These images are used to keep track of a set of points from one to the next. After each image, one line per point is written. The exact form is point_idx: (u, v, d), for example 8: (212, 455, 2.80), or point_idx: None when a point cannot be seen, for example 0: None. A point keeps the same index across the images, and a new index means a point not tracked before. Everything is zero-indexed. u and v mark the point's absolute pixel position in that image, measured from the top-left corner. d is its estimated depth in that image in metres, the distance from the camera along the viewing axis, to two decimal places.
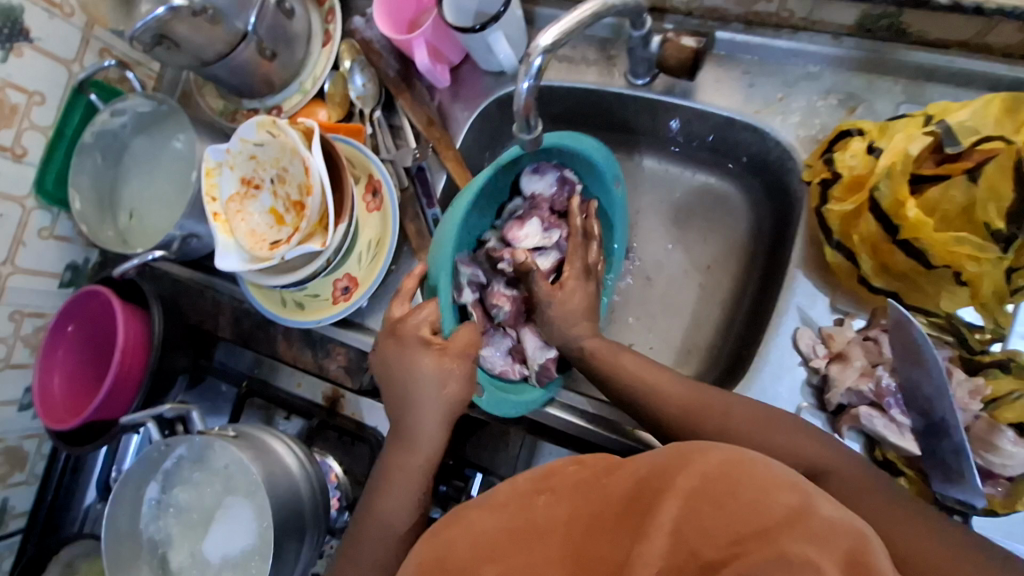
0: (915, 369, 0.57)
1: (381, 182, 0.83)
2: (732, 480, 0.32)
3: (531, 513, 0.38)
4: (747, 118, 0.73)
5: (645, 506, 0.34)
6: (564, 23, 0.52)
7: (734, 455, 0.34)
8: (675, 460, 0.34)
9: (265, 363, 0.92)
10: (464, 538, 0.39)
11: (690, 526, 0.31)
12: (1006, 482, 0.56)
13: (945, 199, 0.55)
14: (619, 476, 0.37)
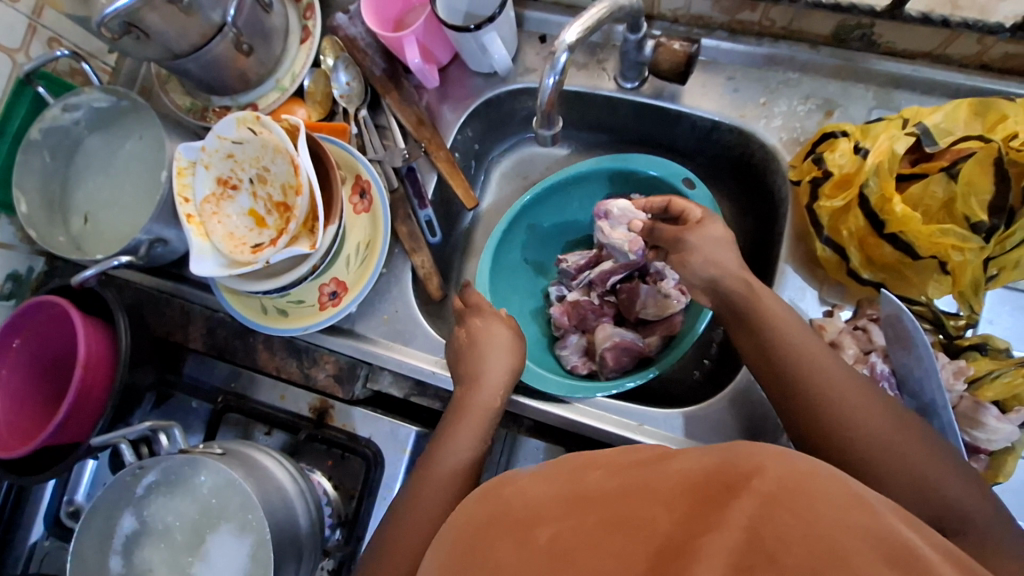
0: (904, 353, 0.62)
1: (370, 184, 0.82)
2: (810, 491, 0.31)
3: (584, 482, 0.39)
4: (732, 122, 0.76)
5: (719, 502, 0.32)
6: (585, 20, 0.54)
7: (809, 465, 0.33)
8: (752, 460, 0.33)
9: (244, 376, 0.87)
10: (517, 495, 0.41)
11: (769, 531, 0.30)
12: (986, 457, 0.61)
13: (927, 195, 0.59)
14: (682, 466, 0.36)
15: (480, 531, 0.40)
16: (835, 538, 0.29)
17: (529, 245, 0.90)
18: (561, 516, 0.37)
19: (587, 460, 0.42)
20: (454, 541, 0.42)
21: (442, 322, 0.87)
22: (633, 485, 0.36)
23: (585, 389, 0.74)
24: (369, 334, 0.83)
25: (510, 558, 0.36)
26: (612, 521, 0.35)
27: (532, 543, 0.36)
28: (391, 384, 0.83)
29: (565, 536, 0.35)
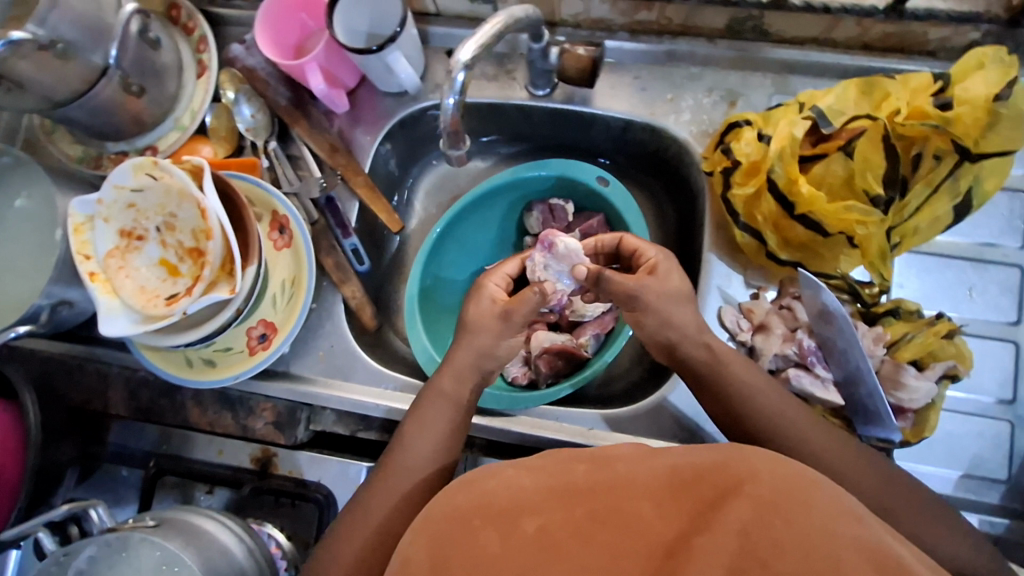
0: (827, 328, 0.65)
1: (288, 218, 0.78)
2: (798, 495, 0.37)
3: (571, 476, 0.42)
4: (644, 119, 0.78)
5: (713, 505, 0.38)
6: (479, 37, 0.54)
7: (795, 470, 0.39)
8: (746, 465, 0.39)
9: (177, 435, 0.81)
10: (503, 486, 0.43)
11: (758, 532, 0.36)
12: (912, 415, 0.64)
13: (829, 174, 0.62)
14: (680, 462, 0.41)
15: (467, 516, 0.42)
16: (822, 535, 0.36)
17: (459, 260, 0.89)
18: (549, 508, 0.41)
19: (566, 453, 0.46)
20: (434, 531, 0.43)
21: (382, 351, 0.84)
22: (619, 482, 0.41)
23: (529, 398, 0.75)
24: (307, 374, 0.80)
25: (494, 546, 0.40)
26: (602, 517, 0.39)
27: (519, 532, 0.40)
28: (334, 422, 0.81)
29: (553, 527, 0.40)
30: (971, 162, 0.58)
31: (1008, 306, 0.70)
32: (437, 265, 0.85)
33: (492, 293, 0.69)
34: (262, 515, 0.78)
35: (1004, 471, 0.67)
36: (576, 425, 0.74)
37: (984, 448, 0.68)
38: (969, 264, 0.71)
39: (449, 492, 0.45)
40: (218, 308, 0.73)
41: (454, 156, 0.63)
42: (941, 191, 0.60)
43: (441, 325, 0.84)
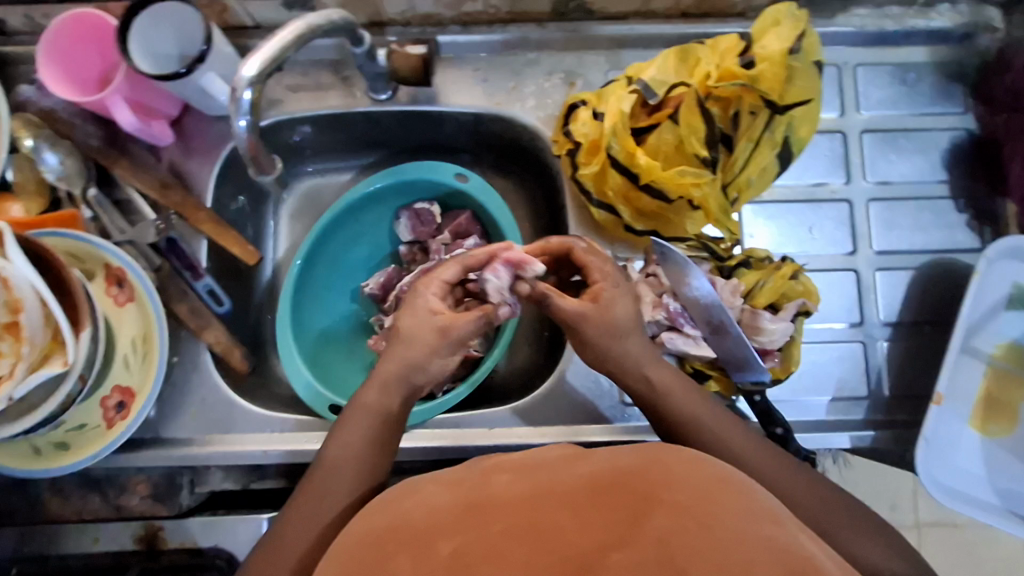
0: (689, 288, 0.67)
1: (125, 270, 0.70)
2: (716, 499, 0.38)
3: (490, 487, 0.41)
4: (491, 111, 0.77)
5: (636, 513, 0.37)
6: (264, 53, 0.51)
7: (714, 471, 0.40)
8: (664, 471, 0.39)
9: (38, 534, 0.69)
10: (418, 507, 0.41)
11: (676, 540, 0.36)
12: (779, 354, 0.68)
13: (661, 142, 0.64)
14: (604, 464, 0.41)
15: (383, 541, 0.39)
16: (737, 538, 0.36)
17: (334, 282, 0.85)
18: (466, 527, 0.38)
19: (490, 463, 0.44)
20: (349, 559, 0.40)
21: (263, 394, 0.79)
22: (544, 488, 0.40)
23: (427, 411, 0.72)
24: (181, 435, 0.73)
25: (407, 571, 0.37)
26: (517, 533, 0.38)
27: (433, 554, 0.38)
28: (224, 479, 0.74)
29: (468, 548, 0.37)
30: (781, 114, 0.62)
31: (843, 237, 0.76)
32: (306, 294, 0.82)
33: (429, 305, 0.62)
34: None
35: (864, 388, 0.73)
36: (476, 427, 0.72)
37: (845, 370, 0.73)
38: (806, 205, 0.77)
39: (367, 514, 0.43)
40: (53, 385, 0.64)
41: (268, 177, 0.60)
42: (763, 144, 0.63)
43: (322, 353, 0.81)
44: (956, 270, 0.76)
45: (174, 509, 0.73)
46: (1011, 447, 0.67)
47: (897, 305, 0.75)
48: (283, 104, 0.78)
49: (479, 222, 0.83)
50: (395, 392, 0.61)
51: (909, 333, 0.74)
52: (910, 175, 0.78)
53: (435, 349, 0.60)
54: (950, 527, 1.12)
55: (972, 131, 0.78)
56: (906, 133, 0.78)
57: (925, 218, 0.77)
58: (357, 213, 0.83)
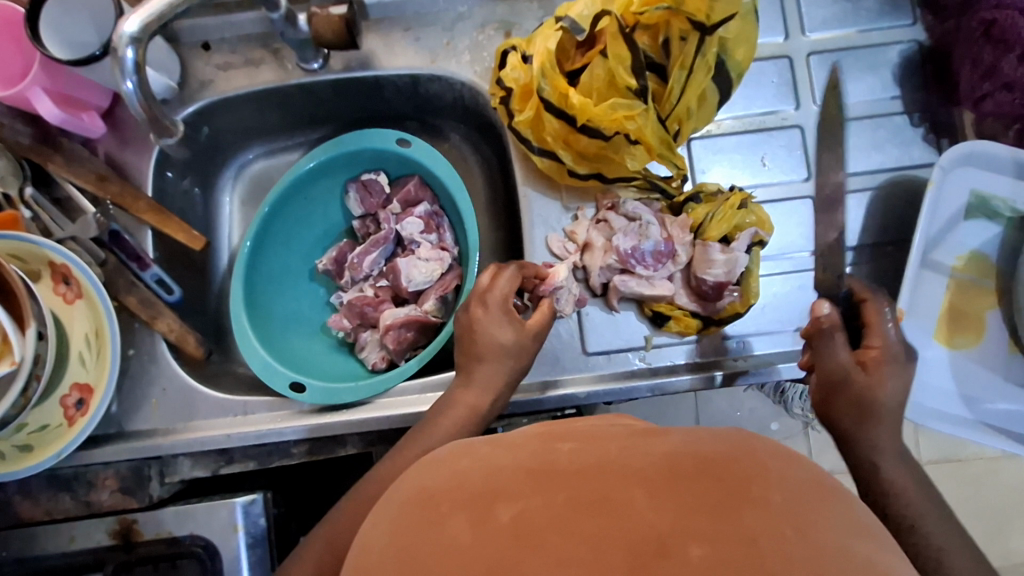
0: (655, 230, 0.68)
1: (69, 266, 0.69)
2: (812, 506, 0.34)
3: (555, 456, 0.38)
4: (427, 70, 0.75)
5: (728, 507, 0.33)
6: (148, 10, 0.51)
7: (807, 475, 0.36)
8: (755, 466, 0.36)
9: (16, 538, 0.69)
10: (479, 470, 0.38)
11: (768, 540, 0.31)
12: (737, 286, 0.67)
13: (593, 79, 0.63)
14: (685, 446, 0.37)
15: (430, 500, 0.37)
16: (834, 548, 0.32)
17: (290, 267, 0.84)
18: (527, 494, 0.35)
19: (551, 435, 0.42)
20: (400, 512, 0.38)
21: (227, 379, 0.79)
22: (608, 463, 0.36)
23: (388, 380, 0.72)
24: (145, 427, 0.73)
25: (465, 535, 0.34)
26: (586, 505, 0.34)
27: (493, 522, 0.34)
28: (193, 467, 0.72)
29: (533, 514, 0.34)
30: (710, 35, 0.60)
31: (798, 164, 0.75)
32: (263, 275, 0.81)
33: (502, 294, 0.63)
34: None
35: None
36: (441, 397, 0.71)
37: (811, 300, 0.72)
38: (758, 135, 0.75)
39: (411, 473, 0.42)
40: (5, 387, 0.63)
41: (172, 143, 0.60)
42: (696, 71, 0.61)
43: (283, 335, 0.80)
44: (915, 186, 0.74)
45: (145, 501, 0.72)
46: (978, 357, 0.67)
47: (857, 229, 0.73)
48: (215, 83, 0.76)
49: (429, 187, 0.81)
50: (492, 392, 0.62)
51: (872, 255, 0.73)
52: (862, 95, 0.75)
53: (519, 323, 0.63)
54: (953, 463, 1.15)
55: (921, 43, 0.76)
56: (854, 51, 0.76)
57: (880, 136, 0.75)
58: (310, 191, 0.82)
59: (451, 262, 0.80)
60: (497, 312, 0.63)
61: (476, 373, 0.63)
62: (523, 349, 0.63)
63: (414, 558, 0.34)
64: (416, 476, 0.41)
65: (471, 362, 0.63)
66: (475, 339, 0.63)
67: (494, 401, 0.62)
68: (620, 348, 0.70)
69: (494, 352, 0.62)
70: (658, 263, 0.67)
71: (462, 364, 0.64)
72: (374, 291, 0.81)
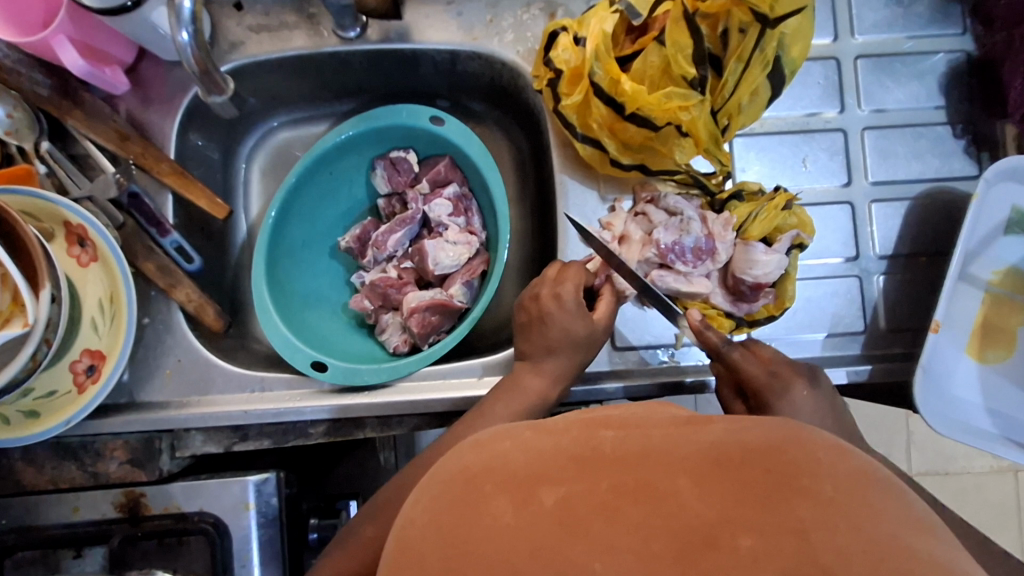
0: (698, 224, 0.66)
1: (86, 228, 0.66)
2: (867, 497, 0.31)
3: (598, 442, 0.35)
4: (468, 47, 0.73)
5: (778, 498, 0.31)
6: None
7: (866, 464, 0.33)
8: (805, 453, 0.32)
9: (17, 505, 0.67)
10: (519, 450, 0.35)
11: (818, 533, 0.29)
12: (772, 289, 0.66)
13: (647, 66, 0.62)
14: (729, 434, 0.34)
15: (475, 479, 0.34)
16: (892, 541, 0.29)
17: (312, 240, 0.82)
18: (569, 476, 0.33)
19: (593, 421, 0.37)
20: (440, 490, 0.35)
21: (243, 355, 0.76)
22: (653, 450, 0.34)
23: (412, 363, 0.70)
24: (158, 398, 0.71)
25: (509, 516, 0.32)
26: (630, 491, 0.32)
27: (535, 505, 0.32)
28: (205, 442, 0.70)
29: (577, 500, 0.32)
30: (772, 29, 0.58)
31: (838, 168, 0.74)
32: (286, 249, 0.79)
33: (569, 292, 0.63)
34: (147, 564, 0.67)
35: (860, 323, 0.71)
36: (471, 381, 0.69)
37: (840, 306, 0.71)
38: (799, 136, 0.74)
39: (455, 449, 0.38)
40: (13, 350, 0.60)
41: (220, 98, 0.62)
42: (753, 64, 0.60)
43: (305, 312, 0.78)
44: (953, 198, 0.73)
45: (154, 475, 0.69)
46: (1006, 373, 0.67)
47: (892, 238, 0.73)
48: (245, 46, 0.73)
49: (458, 169, 0.79)
50: (519, 377, 0.63)
51: (905, 266, 0.72)
52: (906, 102, 0.75)
53: (575, 317, 0.63)
54: (941, 475, 1.19)
55: (969, 54, 0.75)
56: (901, 57, 0.75)
57: (922, 145, 0.74)
58: (336, 163, 0.80)
59: (478, 246, 0.78)
60: (573, 305, 0.63)
61: (536, 358, 0.64)
62: (595, 341, 0.64)
63: (460, 537, 0.32)
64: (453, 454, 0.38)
65: (539, 352, 0.64)
66: (546, 328, 0.63)
67: (562, 388, 0.64)
68: (649, 343, 0.69)
69: (562, 342, 0.63)
70: (698, 259, 0.66)
71: (529, 352, 0.64)
72: (398, 272, 0.79)
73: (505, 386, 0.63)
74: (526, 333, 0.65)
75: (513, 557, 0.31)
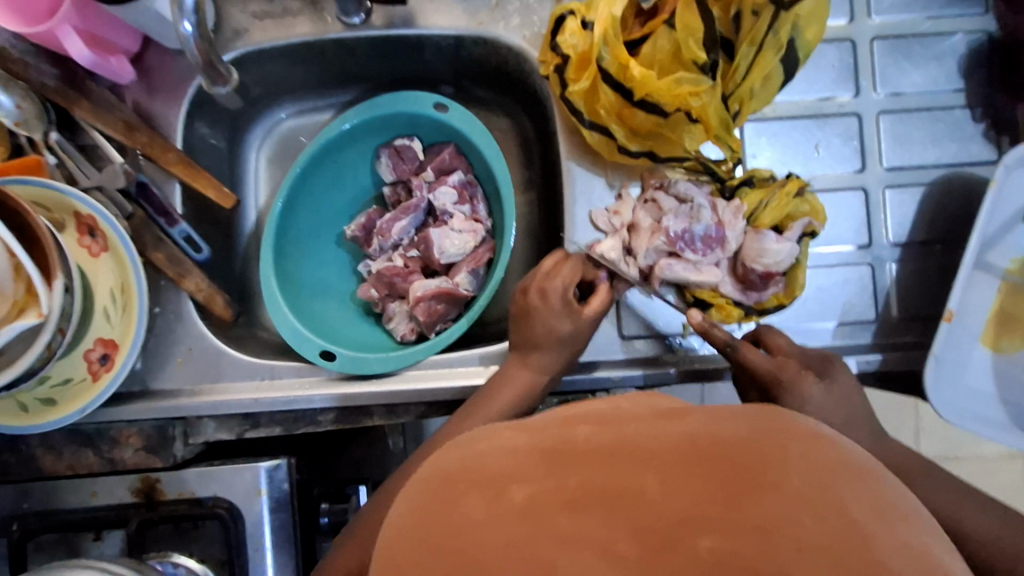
0: (709, 211, 0.65)
1: (96, 218, 0.67)
2: (835, 490, 0.31)
3: (569, 436, 0.35)
4: (473, 32, 0.72)
5: (742, 496, 0.31)
6: None
7: (839, 455, 0.33)
8: (776, 446, 0.32)
9: (36, 489, 0.68)
10: (493, 449, 0.35)
11: (781, 532, 0.29)
12: (782, 277, 0.66)
13: (657, 51, 0.61)
14: (705, 426, 0.34)
15: (454, 479, 0.34)
16: (856, 533, 0.29)
17: (319, 230, 0.82)
18: (540, 474, 0.33)
19: (571, 418, 0.38)
20: (422, 489, 0.35)
21: (252, 342, 0.77)
22: (624, 444, 0.33)
23: (419, 351, 0.71)
24: (171, 386, 0.72)
25: (478, 512, 0.32)
26: (599, 490, 0.32)
27: (505, 502, 0.32)
28: (217, 429, 0.71)
29: (546, 498, 0.32)
30: (787, 12, 0.56)
31: (851, 154, 0.72)
32: (293, 239, 0.79)
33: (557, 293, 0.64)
34: (163, 547, 0.70)
35: (871, 312, 0.70)
36: (474, 371, 0.70)
37: (852, 294, 0.70)
38: (811, 121, 0.72)
39: (438, 455, 0.38)
40: (28, 339, 0.61)
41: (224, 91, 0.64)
42: (766, 48, 0.58)
43: (312, 302, 0.78)
44: (970, 184, 0.71)
45: (169, 461, 0.70)
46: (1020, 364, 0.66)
47: (906, 225, 0.71)
48: (249, 33, 0.72)
49: (463, 156, 0.78)
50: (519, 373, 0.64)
51: (919, 254, 0.71)
52: (923, 86, 0.72)
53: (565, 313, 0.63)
54: (949, 460, 1.18)
55: (990, 34, 0.72)
56: (919, 39, 0.73)
57: (939, 130, 0.72)
58: (340, 151, 0.79)
59: (484, 235, 0.77)
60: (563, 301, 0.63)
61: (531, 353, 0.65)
62: (580, 335, 0.64)
63: (433, 533, 0.32)
64: (438, 456, 0.38)
65: (527, 345, 0.64)
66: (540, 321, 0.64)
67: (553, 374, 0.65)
68: (655, 334, 0.69)
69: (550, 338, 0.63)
70: (708, 247, 0.65)
71: (519, 343, 0.65)
72: (404, 261, 0.79)
73: (504, 375, 0.64)
74: (518, 328, 0.66)
75: (482, 553, 0.30)
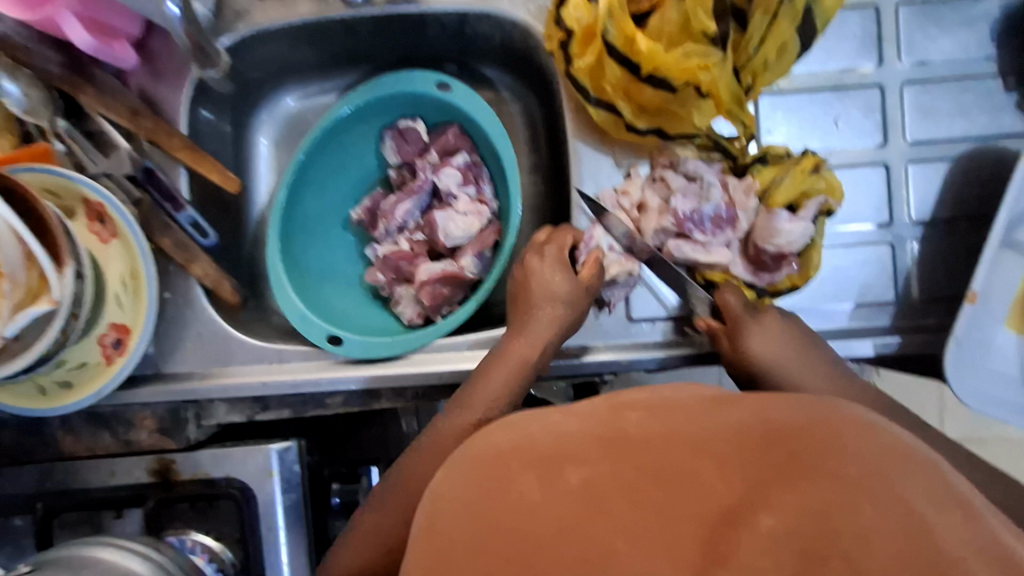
0: (716, 189, 0.63)
1: (104, 205, 0.67)
2: (890, 473, 0.30)
3: (623, 423, 0.33)
4: (476, 7, 0.70)
5: (793, 477, 0.30)
6: None
7: (892, 439, 0.31)
8: (829, 433, 0.31)
9: (57, 470, 0.70)
10: (545, 432, 0.34)
11: (834, 513, 0.29)
12: (798, 258, 0.63)
13: (665, 23, 0.58)
14: (755, 416, 0.32)
15: (501, 459, 0.34)
16: (912, 518, 0.28)
17: (326, 214, 0.81)
18: (595, 457, 0.32)
19: (615, 397, 0.36)
20: (465, 469, 0.35)
21: (260, 326, 0.79)
22: (680, 431, 0.32)
23: (426, 335, 0.70)
24: (183, 369, 0.73)
25: (534, 494, 0.32)
26: (656, 474, 0.31)
27: (562, 484, 0.32)
28: (229, 411, 0.72)
29: (603, 481, 0.31)
30: None
31: (873, 128, 0.69)
32: (300, 225, 0.79)
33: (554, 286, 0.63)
34: (181, 525, 0.71)
35: (891, 293, 0.68)
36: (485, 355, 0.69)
37: (871, 275, 0.68)
38: (832, 94, 0.69)
39: (483, 433, 0.37)
40: (42, 326, 0.61)
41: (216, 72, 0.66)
42: (781, 17, 0.56)
43: (321, 288, 0.79)
44: (1001, 158, 0.68)
45: (182, 442, 0.72)
46: None
47: (930, 202, 0.68)
48: (251, 14, 0.71)
49: (468, 136, 0.77)
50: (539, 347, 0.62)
51: (944, 231, 0.68)
52: (953, 53, 0.68)
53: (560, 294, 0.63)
54: (976, 442, 1.15)
55: None
56: (948, 2, 0.68)
57: (967, 100, 0.68)
58: (345, 133, 0.78)
59: (490, 216, 0.76)
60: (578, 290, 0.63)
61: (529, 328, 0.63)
62: None
63: (484, 511, 0.32)
64: (478, 437, 0.37)
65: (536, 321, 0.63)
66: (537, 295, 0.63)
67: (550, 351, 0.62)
68: (667, 317, 0.67)
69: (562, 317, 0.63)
70: (717, 228, 0.64)
71: None
72: (410, 244, 0.78)
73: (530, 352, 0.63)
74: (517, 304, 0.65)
75: (545, 532, 0.31)
